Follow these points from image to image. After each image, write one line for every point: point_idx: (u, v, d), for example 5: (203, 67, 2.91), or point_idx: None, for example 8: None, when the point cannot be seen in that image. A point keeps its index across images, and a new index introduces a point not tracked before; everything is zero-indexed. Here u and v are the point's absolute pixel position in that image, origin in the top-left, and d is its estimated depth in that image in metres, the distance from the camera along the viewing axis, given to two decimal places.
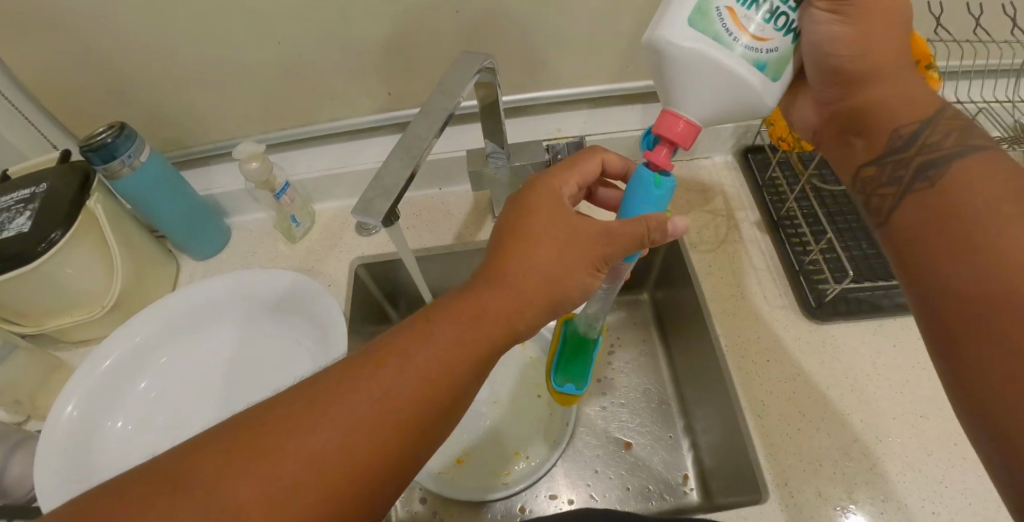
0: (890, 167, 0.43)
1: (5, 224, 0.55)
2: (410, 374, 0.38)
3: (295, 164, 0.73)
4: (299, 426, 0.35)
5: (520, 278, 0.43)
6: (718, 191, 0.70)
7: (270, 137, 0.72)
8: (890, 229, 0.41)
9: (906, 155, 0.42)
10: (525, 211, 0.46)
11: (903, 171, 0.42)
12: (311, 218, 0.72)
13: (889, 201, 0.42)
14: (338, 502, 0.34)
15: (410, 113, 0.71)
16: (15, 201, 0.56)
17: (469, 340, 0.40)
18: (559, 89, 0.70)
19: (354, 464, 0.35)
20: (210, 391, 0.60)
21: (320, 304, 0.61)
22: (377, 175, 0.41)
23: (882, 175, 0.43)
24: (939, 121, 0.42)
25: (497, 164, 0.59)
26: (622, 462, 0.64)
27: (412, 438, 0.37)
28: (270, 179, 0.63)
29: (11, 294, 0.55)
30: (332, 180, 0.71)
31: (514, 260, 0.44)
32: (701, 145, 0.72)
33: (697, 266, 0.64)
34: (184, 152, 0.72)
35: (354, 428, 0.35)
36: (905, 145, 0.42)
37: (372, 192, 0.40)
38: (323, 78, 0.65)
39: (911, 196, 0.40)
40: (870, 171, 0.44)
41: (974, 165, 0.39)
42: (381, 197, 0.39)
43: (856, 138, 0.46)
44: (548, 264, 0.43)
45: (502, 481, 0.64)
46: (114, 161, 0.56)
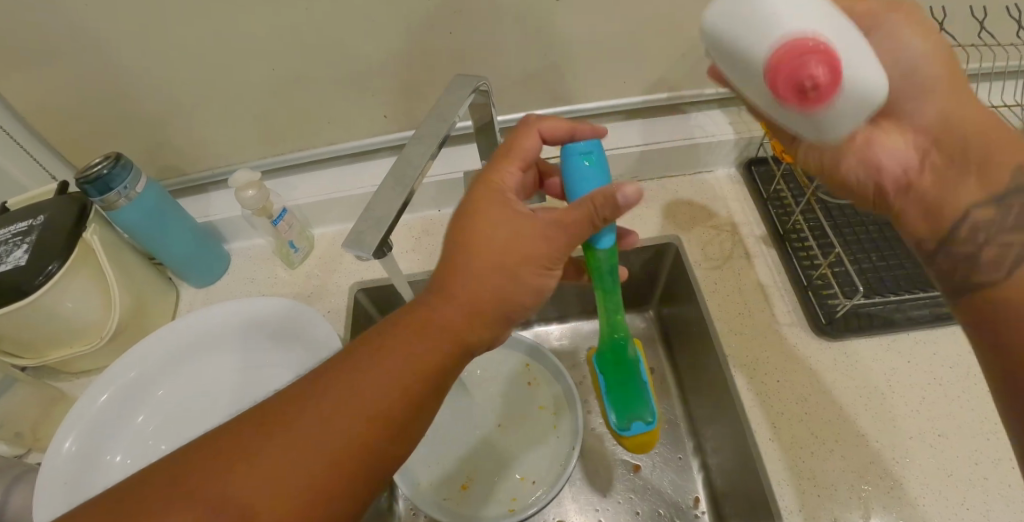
0: (994, 237, 0.39)
1: (4, 257, 0.55)
2: (371, 391, 0.36)
3: (293, 189, 0.73)
4: (241, 461, 0.33)
5: (467, 284, 0.41)
6: (722, 205, 0.68)
7: (267, 163, 0.72)
8: (991, 307, 0.37)
9: (1015, 230, 0.38)
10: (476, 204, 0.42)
11: (1010, 244, 0.38)
12: (310, 242, 0.72)
13: (996, 272, 0.38)
14: (296, 519, 0.32)
15: (405, 135, 0.70)
16: (13, 234, 0.57)
17: (421, 347, 0.39)
18: (555, 107, 0.69)
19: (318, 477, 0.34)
20: (210, 423, 0.59)
21: (316, 331, 0.60)
22: (369, 206, 0.40)
23: (983, 243, 0.39)
24: None
25: None
26: (630, 485, 0.63)
27: (366, 447, 0.35)
28: (267, 205, 0.62)
29: (10, 327, 0.55)
30: (329, 204, 0.70)
31: (462, 271, 0.41)
32: (702, 159, 0.70)
33: (702, 285, 0.62)
34: (183, 180, 0.72)
35: (320, 446, 0.34)
36: (1011, 220, 0.39)
37: (364, 224, 0.39)
38: (318, 102, 0.65)
39: (1023, 273, 0.37)
40: (967, 237, 0.40)
41: None
42: (372, 228, 0.38)
43: (951, 191, 0.41)
44: (493, 258, 0.41)
45: (508, 508, 0.62)
46: (110, 193, 0.56)
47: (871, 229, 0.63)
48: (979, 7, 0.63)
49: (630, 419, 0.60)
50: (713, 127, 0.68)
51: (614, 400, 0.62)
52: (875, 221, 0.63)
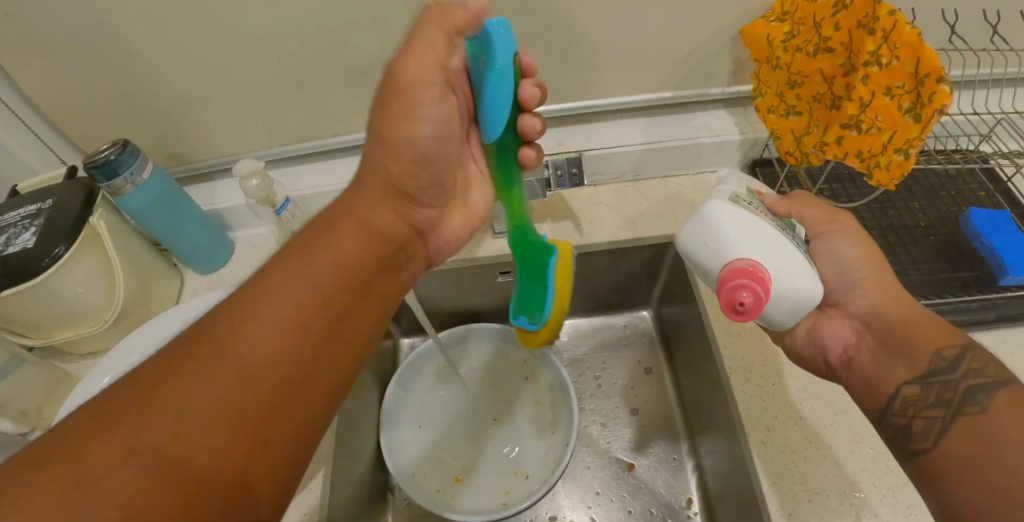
0: (935, 389, 0.39)
1: (11, 240, 0.56)
2: (287, 286, 0.35)
3: (296, 179, 0.74)
4: (189, 373, 0.31)
5: (388, 157, 0.43)
6: None
7: (272, 153, 0.73)
8: (936, 461, 0.37)
9: (952, 376, 0.39)
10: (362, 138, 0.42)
11: (949, 393, 0.39)
12: None
13: (938, 423, 0.38)
14: (258, 415, 0.31)
15: None
16: (22, 217, 0.58)
17: (360, 241, 0.40)
18: (557, 102, 0.67)
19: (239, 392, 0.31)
20: None
21: None
22: None
23: (927, 397, 0.39)
24: (976, 348, 0.40)
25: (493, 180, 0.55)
26: (623, 484, 0.63)
27: (316, 333, 0.35)
28: (271, 194, 0.63)
29: (16, 308, 0.56)
30: (331, 195, 0.71)
31: (388, 159, 0.43)
32: (706, 158, 0.68)
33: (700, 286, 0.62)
34: (188, 168, 0.73)
35: (239, 362, 0.32)
36: (949, 367, 0.39)
37: None
38: (324, 94, 0.65)
39: (961, 422, 0.37)
40: (912, 391, 0.40)
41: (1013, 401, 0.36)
42: None
43: (893, 355, 0.42)
44: (390, 177, 0.43)
45: (501, 502, 0.62)
46: (117, 178, 0.57)
47: (875, 233, 0.62)
48: (992, 12, 0.62)
49: (521, 313, 0.58)
50: (716, 127, 0.67)
51: (520, 298, 0.58)
52: (879, 226, 0.63)
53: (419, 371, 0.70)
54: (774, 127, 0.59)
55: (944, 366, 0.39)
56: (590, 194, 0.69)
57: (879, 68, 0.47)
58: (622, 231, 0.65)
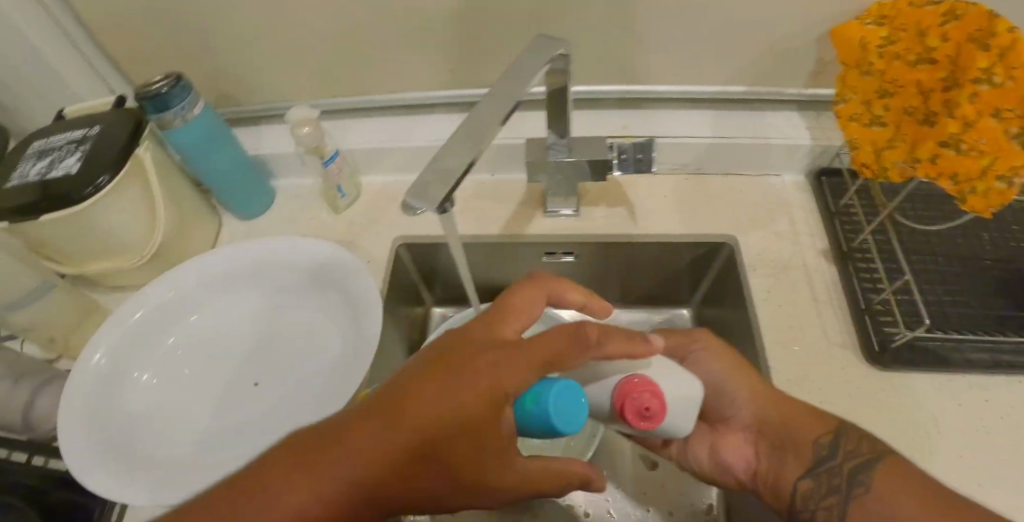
0: (824, 477, 0.42)
1: (56, 164, 0.55)
2: (347, 463, 0.30)
3: (349, 134, 0.70)
4: (277, 484, 0.30)
5: (455, 377, 0.33)
6: (786, 213, 0.62)
7: (326, 105, 0.70)
8: None
9: (834, 462, 0.42)
10: (424, 369, 0.34)
11: (836, 478, 0.42)
12: (357, 190, 0.69)
13: (834, 512, 0.41)
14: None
15: (477, 94, 0.67)
16: (68, 142, 0.57)
17: (403, 431, 0.31)
18: (627, 84, 0.64)
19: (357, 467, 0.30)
20: (234, 358, 0.59)
21: (353, 283, 0.59)
22: (438, 157, 0.38)
23: (821, 487, 0.42)
24: (848, 427, 0.44)
25: (556, 155, 0.56)
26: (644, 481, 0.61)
27: (360, 503, 0.30)
28: (321, 145, 0.60)
29: (54, 232, 0.56)
30: (382, 152, 0.67)
31: (457, 375, 0.32)
32: (773, 160, 0.64)
33: (754, 290, 0.57)
34: (238, 111, 0.71)
35: (307, 494, 0.30)
36: (830, 455, 0.43)
37: (430, 175, 0.37)
38: (382, 49, 0.62)
39: (852, 509, 0.40)
40: (806, 484, 0.43)
41: (896, 477, 0.39)
42: (438, 181, 0.37)
43: (785, 454, 0.45)
44: (438, 390, 0.32)
45: (517, 483, 0.61)
46: (167, 112, 0.55)
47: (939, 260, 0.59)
48: None
49: None
50: (788, 130, 0.63)
51: None
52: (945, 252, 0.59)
53: None
54: (852, 137, 0.55)
55: (825, 453, 0.43)
56: (647, 184, 0.65)
57: (990, 86, 0.44)
58: (678, 226, 0.62)
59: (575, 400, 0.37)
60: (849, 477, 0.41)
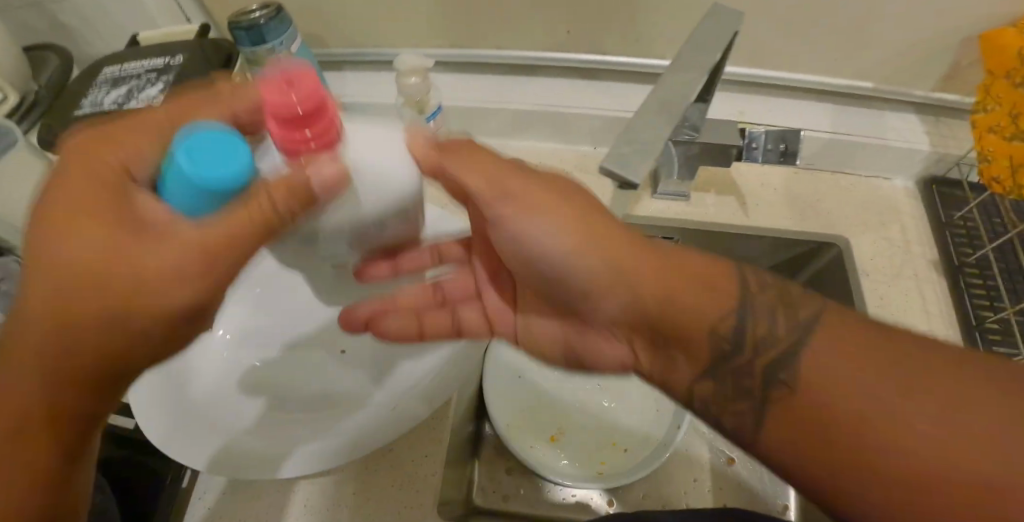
0: (731, 373, 0.35)
1: (137, 93, 0.51)
2: (62, 247, 0.26)
3: (456, 89, 0.63)
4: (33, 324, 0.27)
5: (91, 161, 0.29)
6: (898, 217, 0.60)
7: (451, 53, 0.62)
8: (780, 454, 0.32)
9: (741, 357, 0.34)
10: (89, 163, 0.29)
11: (748, 380, 0.34)
12: None
13: (747, 418, 0.33)
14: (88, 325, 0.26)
15: (658, 64, 0.60)
16: (149, 70, 0.53)
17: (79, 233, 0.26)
18: (753, 68, 0.61)
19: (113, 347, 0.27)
20: (321, 327, 0.54)
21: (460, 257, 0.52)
22: (629, 130, 0.34)
23: (720, 386, 0.35)
24: (750, 295, 0.35)
25: (684, 137, 0.51)
26: (722, 477, 0.62)
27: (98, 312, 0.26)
28: (425, 99, 0.55)
29: None
30: (487, 111, 0.61)
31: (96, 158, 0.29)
32: (887, 163, 0.62)
33: (868, 297, 0.55)
34: (324, 54, 0.65)
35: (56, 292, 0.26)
36: (736, 346, 0.34)
37: (625, 148, 0.34)
38: (493, 2, 0.57)
39: (770, 410, 0.32)
40: (703, 388, 0.36)
41: (836, 362, 0.30)
42: (638, 157, 0.33)
43: (674, 349, 0.36)
44: (68, 184, 0.28)
45: (595, 470, 0.61)
46: (262, 46, 0.50)
47: None
48: None
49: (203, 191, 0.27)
50: (907, 134, 0.61)
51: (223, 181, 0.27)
52: None
53: None
54: (987, 149, 0.52)
55: (767, 334, 0.33)
56: (757, 172, 0.63)
57: None
58: (788, 223, 0.60)
59: (224, 141, 0.27)
60: (766, 359, 0.33)
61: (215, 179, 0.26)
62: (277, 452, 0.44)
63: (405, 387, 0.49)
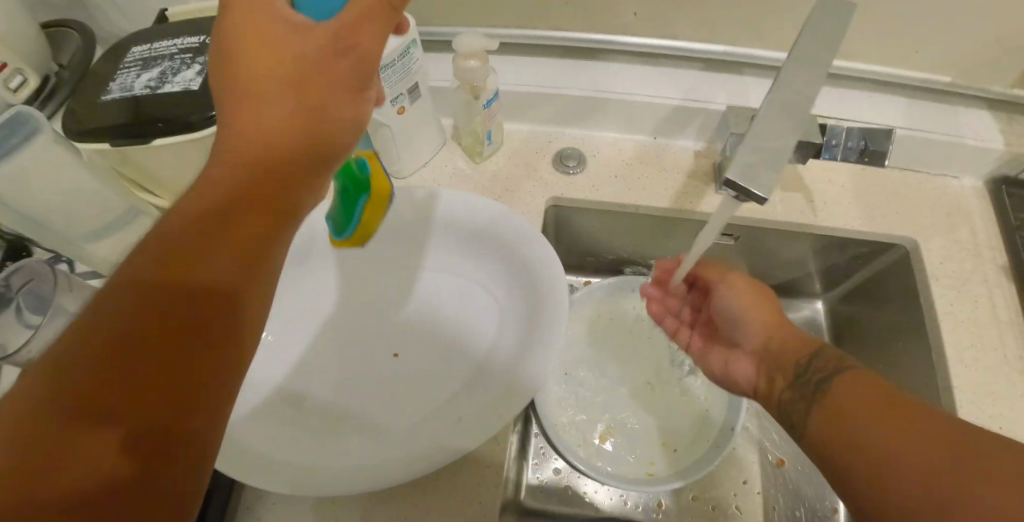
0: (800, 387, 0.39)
1: (171, 76, 0.47)
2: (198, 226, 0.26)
3: (506, 71, 0.59)
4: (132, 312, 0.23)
5: (241, 118, 0.29)
6: (966, 218, 0.58)
7: (502, 33, 0.58)
8: (817, 435, 0.36)
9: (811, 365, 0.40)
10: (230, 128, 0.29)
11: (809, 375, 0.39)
12: (502, 136, 0.60)
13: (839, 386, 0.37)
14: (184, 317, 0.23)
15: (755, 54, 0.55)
16: (182, 50, 0.48)
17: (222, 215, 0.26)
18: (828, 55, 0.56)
19: (103, 327, 0.22)
20: (382, 322, 0.49)
21: (531, 250, 0.48)
22: (751, 132, 0.30)
23: (796, 404, 0.39)
24: (816, 362, 0.40)
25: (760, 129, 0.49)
26: (772, 478, 0.62)
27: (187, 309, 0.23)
28: (479, 86, 0.52)
29: (160, 157, 0.49)
30: (538, 97, 0.58)
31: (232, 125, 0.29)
32: (957, 160, 0.59)
33: (936, 304, 0.54)
34: None
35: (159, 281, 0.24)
36: (807, 379, 0.39)
37: (752, 154, 0.29)
38: None
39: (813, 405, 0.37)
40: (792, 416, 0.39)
41: (846, 385, 0.37)
42: (767, 163, 0.28)
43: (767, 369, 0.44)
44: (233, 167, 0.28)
45: (646, 471, 0.59)
46: None
47: None
48: None
49: None
50: (984, 131, 0.57)
51: None
52: None
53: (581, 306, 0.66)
54: None
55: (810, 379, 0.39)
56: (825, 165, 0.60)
57: None
58: (857, 222, 0.57)
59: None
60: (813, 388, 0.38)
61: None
62: (344, 468, 0.40)
63: (496, 401, 0.42)
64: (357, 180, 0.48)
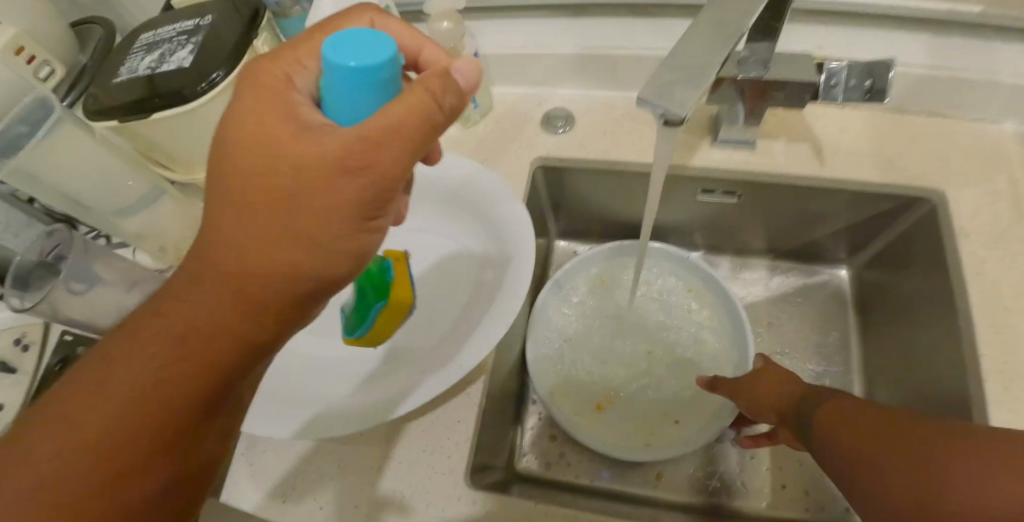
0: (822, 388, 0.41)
1: (168, 57, 0.51)
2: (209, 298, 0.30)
3: (492, 35, 0.59)
4: (160, 382, 0.29)
5: (259, 164, 0.29)
6: (1005, 167, 0.52)
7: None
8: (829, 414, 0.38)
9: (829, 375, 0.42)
10: (243, 172, 0.29)
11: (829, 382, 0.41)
12: (490, 101, 0.60)
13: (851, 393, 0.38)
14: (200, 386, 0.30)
15: None
16: (180, 33, 0.52)
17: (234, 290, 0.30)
18: None
19: (137, 396, 0.28)
20: None
21: (500, 208, 0.51)
22: (675, 51, 0.28)
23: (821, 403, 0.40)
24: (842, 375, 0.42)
25: (748, 71, 0.46)
26: (783, 455, 0.58)
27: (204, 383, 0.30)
28: (456, 47, 0.52)
29: (162, 130, 0.53)
30: (523, 59, 0.57)
31: (246, 168, 0.29)
32: (994, 102, 0.53)
33: (964, 262, 0.48)
34: None
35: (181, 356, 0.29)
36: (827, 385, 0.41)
37: (672, 73, 0.27)
38: None
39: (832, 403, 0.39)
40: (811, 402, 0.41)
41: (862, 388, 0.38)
42: (686, 81, 0.26)
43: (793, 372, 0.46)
44: (245, 223, 0.29)
45: (643, 441, 0.57)
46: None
47: None
48: None
49: None
50: None
51: None
52: None
53: (576, 278, 0.65)
54: None
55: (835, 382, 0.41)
56: (837, 114, 0.56)
57: None
58: (873, 174, 0.52)
59: (358, 36, 0.26)
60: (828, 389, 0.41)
61: (371, 67, 0.26)
62: (330, 414, 0.42)
63: (459, 346, 0.45)
64: (380, 284, 0.50)
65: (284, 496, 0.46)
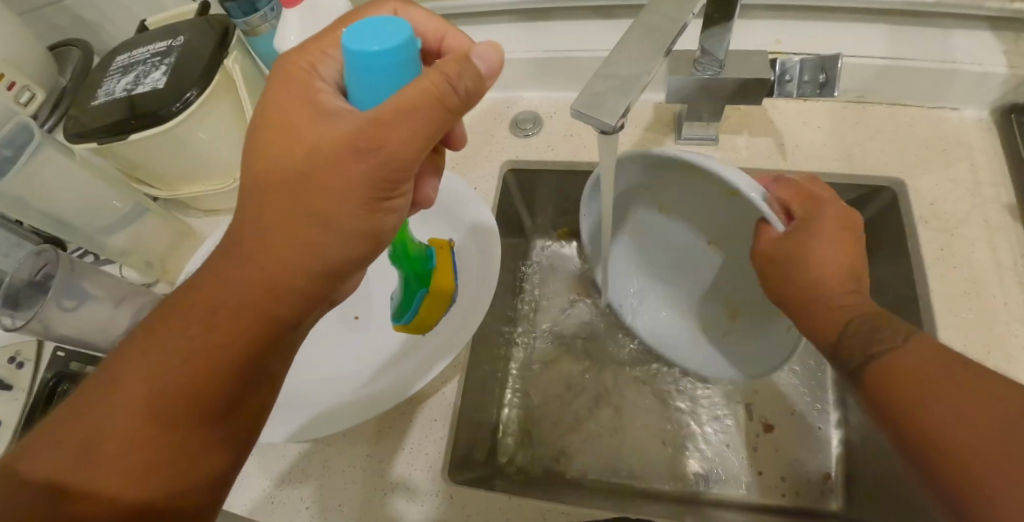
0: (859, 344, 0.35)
1: (143, 78, 0.52)
2: (234, 289, 0.30)
3: None
4: (180, 365, 0.29)
5: (281, 153, 0.30)
6: (964, 155, 0.53)
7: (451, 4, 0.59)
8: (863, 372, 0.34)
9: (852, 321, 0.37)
10: (267, 159, 0.31)
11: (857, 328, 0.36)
12: None
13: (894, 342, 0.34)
14: (224, 369, 0.29)
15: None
16: (153, 54, 0.54)
17: (257, 275, 0.30)
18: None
19: (158, 385, 0.28)
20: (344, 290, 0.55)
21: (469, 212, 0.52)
22: (608, 60, 0.29)
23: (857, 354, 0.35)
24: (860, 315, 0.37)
25: (706, 72, 0.46)
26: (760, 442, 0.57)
27: (225, 370, 0.29)
28: None
29: (141, 150, 0.54)
30: None
31: (272, 159, 0.30)
32: (952, 92, 0.54)
33: (923, 247, 0.49)
34: None
35: (202, 345, 0.29)
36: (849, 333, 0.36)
37: (603, 84, 0.28)
38: None
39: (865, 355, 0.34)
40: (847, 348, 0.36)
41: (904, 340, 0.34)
42: (617, 90, 0.28)
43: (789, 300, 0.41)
44: (271, 213, 0.30)
45: None
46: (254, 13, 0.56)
47: None
48: None
49: None
50: (981, 55, 0.51)
51: None
52: None
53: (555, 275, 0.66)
54: None
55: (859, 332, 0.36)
56: (799, 107, 0.57)
57: None
58: (834, 164, 0.53)
59: (377, 23, 0.28)
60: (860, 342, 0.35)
61: (390, 52, 0.27)
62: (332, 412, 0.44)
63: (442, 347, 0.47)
64: (423, 271, 0.50)
65: (271, 497, 0.47)
